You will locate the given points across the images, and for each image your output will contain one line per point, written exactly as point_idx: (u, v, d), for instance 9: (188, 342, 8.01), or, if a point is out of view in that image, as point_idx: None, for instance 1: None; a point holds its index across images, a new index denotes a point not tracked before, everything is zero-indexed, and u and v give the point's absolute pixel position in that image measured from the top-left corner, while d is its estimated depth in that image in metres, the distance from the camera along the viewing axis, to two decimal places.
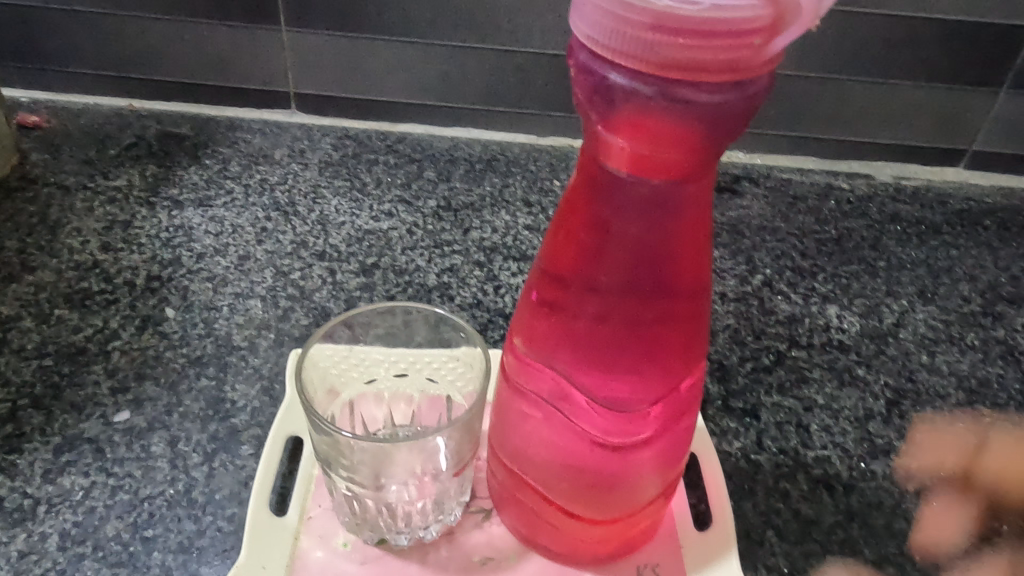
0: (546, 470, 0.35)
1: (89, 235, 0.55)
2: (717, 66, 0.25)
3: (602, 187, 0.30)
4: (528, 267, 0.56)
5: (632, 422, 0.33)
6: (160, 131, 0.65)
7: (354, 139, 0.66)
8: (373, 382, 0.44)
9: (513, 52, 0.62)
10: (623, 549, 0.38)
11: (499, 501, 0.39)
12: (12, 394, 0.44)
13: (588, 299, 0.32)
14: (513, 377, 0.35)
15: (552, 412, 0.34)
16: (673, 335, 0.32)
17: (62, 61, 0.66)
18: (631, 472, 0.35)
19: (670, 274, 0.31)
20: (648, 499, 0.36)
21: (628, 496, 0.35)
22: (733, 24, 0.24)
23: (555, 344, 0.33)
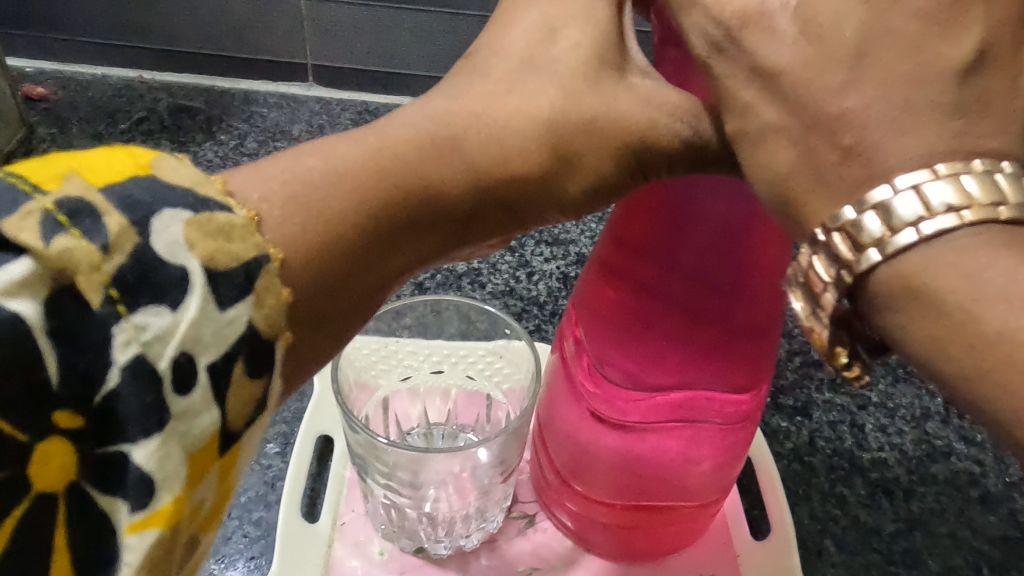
0: (612, 470, 0.33)
1: None
2: None
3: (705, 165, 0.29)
4: (561, 252, 0.53)
5: (707, 401, 0.32)
6: (172, 104, 0.62)
7: (373, 113, 0.64)
8: (408, 378, 0.41)
9: None
10: (677, 545, 0.36)
11: (549, 500, 0.37)
12: None
13: (668, 275, 0.30)
14: (575, 374, 0.33)
15: (619, 401, 0.32)
16: (753, 323, 0.31)
17: (67, 30, 0.63)
18: (704, 468, 0.33)
19: (745, 272, 0.30)
20: (713, 496, 0.35)
21: (693, 486, 0.33)
22: None
23: (626, 344, 0.31)
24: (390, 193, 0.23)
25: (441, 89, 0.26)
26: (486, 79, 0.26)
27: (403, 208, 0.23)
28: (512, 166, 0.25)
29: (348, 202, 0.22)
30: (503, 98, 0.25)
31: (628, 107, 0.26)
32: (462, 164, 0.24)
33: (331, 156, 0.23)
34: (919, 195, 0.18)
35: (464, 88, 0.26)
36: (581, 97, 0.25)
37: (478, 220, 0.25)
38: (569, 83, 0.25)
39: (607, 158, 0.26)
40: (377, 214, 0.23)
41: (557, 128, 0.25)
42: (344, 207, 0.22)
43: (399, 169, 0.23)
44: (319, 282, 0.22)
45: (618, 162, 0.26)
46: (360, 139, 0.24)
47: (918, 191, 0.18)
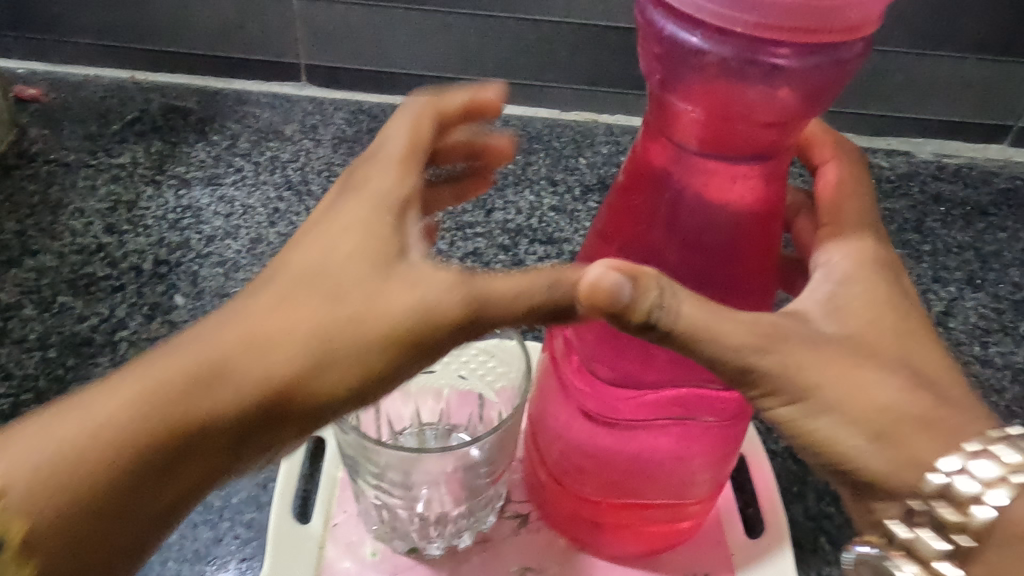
0: (602, 468, 0.33)
1: (92, 216, 0.53)
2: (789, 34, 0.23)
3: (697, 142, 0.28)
4: (555, 251, 0.54)
5: (695, 399, 0.31)
6: (164, 105, 0.63)
7: (367, 113, 0.64)
8: (400, 379, 0.40)
9: (537, 22, 0.58)
10: (666, 543, 0.36)
11: (542, 499, 0.37)
12: (14, 390, 0.42)
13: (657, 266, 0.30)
14: (564, 371, 0.33)
15: (611, 400, 0.32)
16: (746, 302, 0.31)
17: (58, 31, 0.62)
18: (694, 463, 0.33)
19: (733, 255, 0.30)
20: (703, 493, 0.34)
21: (682, 482, 0.33)
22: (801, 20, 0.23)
23: (614, 341, 0.31)
24: (181, 417, 0.26)
25: (214, 318, 0.27)
26: (263, 293, 0.27)
27: (164, 438, 0.26)
28: (256, 375, 0.26)
29: (86, 447, 0.25)
30: (259, 318, 0.27)
31: (399, 298, 0.27)
32: (231, 393, 0.26)
33: (94, 413, 0.25)
34: (970, 474, 0.26)
35: (254, 298, 0.27)
36: (346, 302, 0.27)
37: (281, 428, 0.28)
38: (335, 291, 0.27)
39: (353, 369, 0.27)
40: (154, 443, 0.25)
41: (330, 339, 0.27)
42: (104, 445, 0.25)
43: (155, 397, 0.25)
44: (65, 535, 0.25)
45: (385, 350, 0.27)
46: (145, 369, 0.26)
47: (972, 475, 0.26)
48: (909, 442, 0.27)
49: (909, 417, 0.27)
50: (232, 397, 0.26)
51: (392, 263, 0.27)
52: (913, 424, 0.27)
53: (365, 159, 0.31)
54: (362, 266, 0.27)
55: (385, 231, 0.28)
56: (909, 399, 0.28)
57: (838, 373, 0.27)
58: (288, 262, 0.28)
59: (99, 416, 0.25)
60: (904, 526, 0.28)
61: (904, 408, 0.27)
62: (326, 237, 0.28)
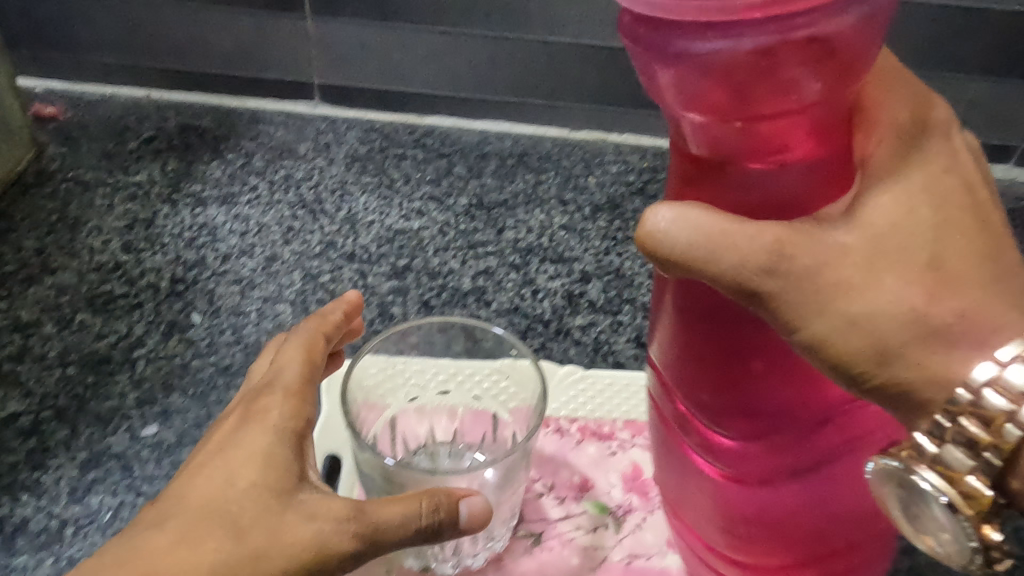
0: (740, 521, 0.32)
1: (109, 234, 0.54)
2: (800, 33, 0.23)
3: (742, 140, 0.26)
4: (565, 269, 0.54)
5: (844, 418, 0.30)
6: (180, 123, 0.64)
7: (379, 132, 0.65)
8: (415, 398, 0.42)
9: (547, 43, 0.59)
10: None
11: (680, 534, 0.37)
12: (34, 406, 0.42)
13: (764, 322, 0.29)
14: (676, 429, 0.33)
15: (730, 460, 0.31)
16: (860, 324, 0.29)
17: (76, 50, 0.63)
18: (842, 502, 0.31)
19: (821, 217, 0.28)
20: (865, 527, 0.32)
21: (837, 523, 0.32)
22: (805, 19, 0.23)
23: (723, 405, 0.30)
24: None
25: (131, 548, 0.27)
26: (161, 533, 0.28)
27: None
28: None
29: None
30: (174, 549, 0.27)
31: (295, 532, 0.27)
32: None
33: None
34: (999, 386, 0.25)
35: (159, 534, 0.28)
36: (252, 532, 0.27)
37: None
38: (241, 523, 0.28)
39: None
40: None
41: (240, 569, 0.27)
42: None
43: None
44: None
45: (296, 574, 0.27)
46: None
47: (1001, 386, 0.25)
48: (916, 351, 0.25)
49: (920, 327, 0.25)
50: None
51: (292, 489, 0.29)
52: (946, 336, 0.26)
53: (264, 388, 0.33)
54: (258, 501, 0.28)
55: (283, 459, 0.29)
56: (946, 305, 0.26)
57: (854, 254, 0.26)
58: (189, 496, 0.29)
59: None
60: (932, 473, 0.26)
61: (918, 317, 0.25)
62: (228, 468, 0.29)
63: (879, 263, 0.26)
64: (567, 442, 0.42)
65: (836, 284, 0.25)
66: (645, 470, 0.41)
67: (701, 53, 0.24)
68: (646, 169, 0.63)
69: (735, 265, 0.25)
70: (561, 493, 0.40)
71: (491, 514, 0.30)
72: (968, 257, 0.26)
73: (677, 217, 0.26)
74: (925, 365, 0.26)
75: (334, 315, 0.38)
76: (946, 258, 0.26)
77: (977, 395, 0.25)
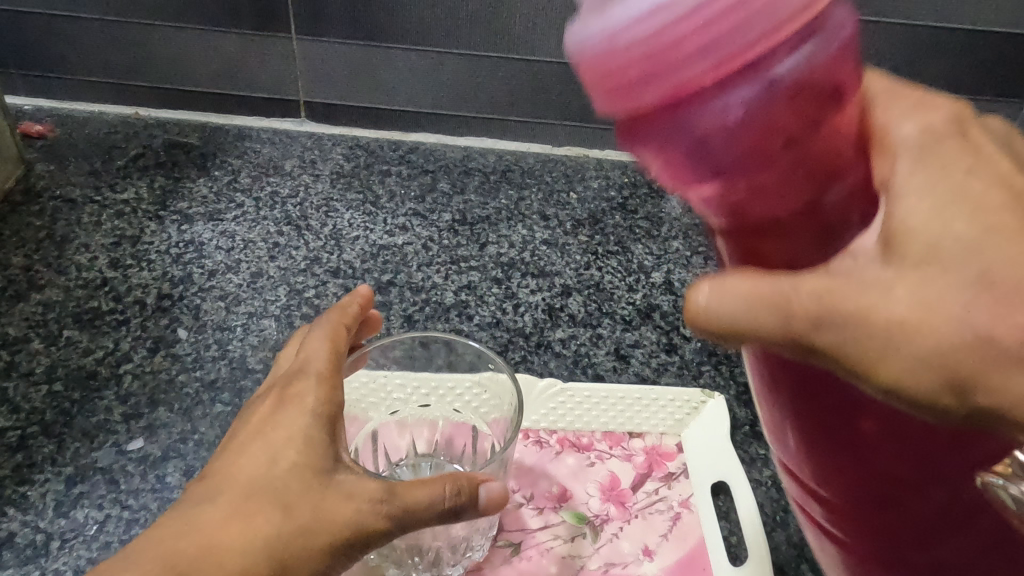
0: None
1: (97, 251, 0.55)
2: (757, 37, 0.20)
3: (747, 190, 0.23)
4: (547, 284, 0.55)
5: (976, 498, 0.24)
6: (167, 141, 0.65)
7: (364, 149, 0.66)
8: (396, 412, 0.42)
9: (528, 62, 0.61)
10: None
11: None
12: (21, 422, 0.43)
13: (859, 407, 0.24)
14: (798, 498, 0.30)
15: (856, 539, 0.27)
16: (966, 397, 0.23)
17: (64, 70, 0.64)
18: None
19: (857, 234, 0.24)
20: None
21: None
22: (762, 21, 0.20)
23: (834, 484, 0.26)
24: None
25: (181, 521, 0.29)
26: (213, 506, 0.29)
27: None
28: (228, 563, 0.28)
29: None
30: (224, 525, 0.29)
31: (337, 511, 0.29)
32: None
33: None
34: None
35: (209, 508, 0.29)
36: (297, 510, 0.29)
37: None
38: (286, 499, 0.29)
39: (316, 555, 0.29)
40: None
41: (287, 542, 0.29)
42: None
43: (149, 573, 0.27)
44: None
45: (337, 549, 0.29)
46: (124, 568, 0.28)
47: None
48: (1012, 383, 0.20)
49: (1007, 356, 0.20)
50: None
51: (329, 471, 0.30)
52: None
53: (294, 376, 0.34)
54: (301, 481, 0.30)
55: (321, 443, 0.31)
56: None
57: (904, 283, 0.20)
58: (236, 473, 0.30)
59: None
60: None
61: (1004, 348, 0.20)
62: (272, 447, 0.31)
63: (931, 299, 0.20)
64: (546, 453, 0.43)
65: (883, 328, 0.20)
66: (622, 480, 0.42)
67: (694, 111, 0.22)
68: (626, 184, 0.64)
69: (770, 331, 0.21)
70: (539, 503, 0.41)
71: (510, 493, 0.31)
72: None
73: (710, 297, 0.22)
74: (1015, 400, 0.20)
75: (351, 307, 0.39)
76: None
77: None
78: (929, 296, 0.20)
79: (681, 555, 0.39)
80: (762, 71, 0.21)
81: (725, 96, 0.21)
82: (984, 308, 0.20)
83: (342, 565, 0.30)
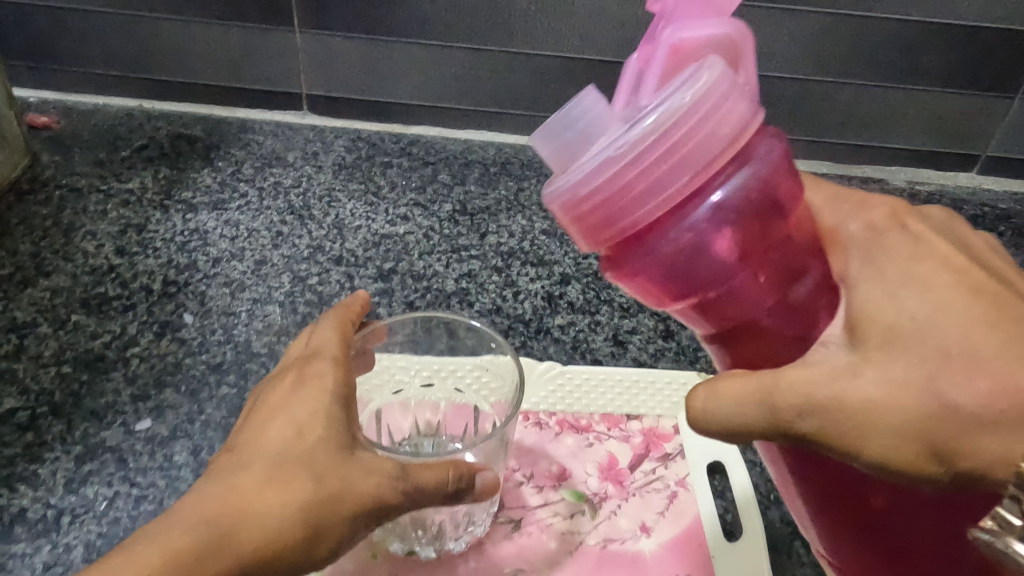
0: None
1: (103, 239, 0.55)
2: (702, 162, 0.28)
3: (721, 305, 0.32)
4: (546, 272, 0.56)
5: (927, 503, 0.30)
6: (171, 132, 0.66)
7: (366, 141, 0.67)
8: (400, 392, 0.44)
9: (528, 55, 0.61)
10: None
11: None
12: (31, 402, 0.44)
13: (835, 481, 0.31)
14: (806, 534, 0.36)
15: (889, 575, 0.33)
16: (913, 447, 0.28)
17: (69, 62, 0.65)
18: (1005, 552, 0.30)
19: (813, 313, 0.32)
20: None
21: None
22: (703, 152, 0.28)
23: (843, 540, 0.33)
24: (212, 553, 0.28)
25: (217, 487, 0.29)
26: (248, 474, 0.30)
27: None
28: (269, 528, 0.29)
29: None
30: (259, 492, 0.29)
31: (364, 483, 0.31)
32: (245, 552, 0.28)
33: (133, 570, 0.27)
34: None
35: (244, 476, 0.30)
36: (329, 479, 0.30)
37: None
38: (316, 469, 0.30)
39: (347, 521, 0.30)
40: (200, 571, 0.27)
41: (317, 511, 0.30)
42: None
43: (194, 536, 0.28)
44: None
45: (363, 517, 0.31)
46: (162, 537, 0.28)
47: None
48: (967, 439, 0.26)
49: (968, 419, 0.26)
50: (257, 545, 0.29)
51: (353, 445, 0.31)
52: (986, 418, 0.26)
53: (311, 357, 0.34)
54: (329, 454, 0.31)
55: (340, 420, 0.32)
56: (985, 388, 0.26)
57: (868, 368, 0.26)
58: (263, 446, 0.31)
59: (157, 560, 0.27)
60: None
61: (960, 412, 0.26)
62: (296, 422, 0.31)
63: (903, 384, 0.26)
64: (545, 434, 0.44)
65: (858, 405, 0.26)
66: (620, 460, 0.43)
67: (659, 241, 0.30)
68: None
69: (766, 420, 0.28)
70: (539, 481, 0.42)
71: (499, 482, 0.34)
72: (1007, 337, 0.26)
73: (710, 398, 0.29)
74: (973, 445, 0.26)
75: (358, 305, 0.39)
76: (983, 344, 0.26)
77: None
78: (896, 374, 0.26)
79: (677, 531, 0.40)
80: (705, 202, 0.29)
81: (684, 225, 0.29)
82: (936, 390, 0.26)
83: (353, 538, 0.31)
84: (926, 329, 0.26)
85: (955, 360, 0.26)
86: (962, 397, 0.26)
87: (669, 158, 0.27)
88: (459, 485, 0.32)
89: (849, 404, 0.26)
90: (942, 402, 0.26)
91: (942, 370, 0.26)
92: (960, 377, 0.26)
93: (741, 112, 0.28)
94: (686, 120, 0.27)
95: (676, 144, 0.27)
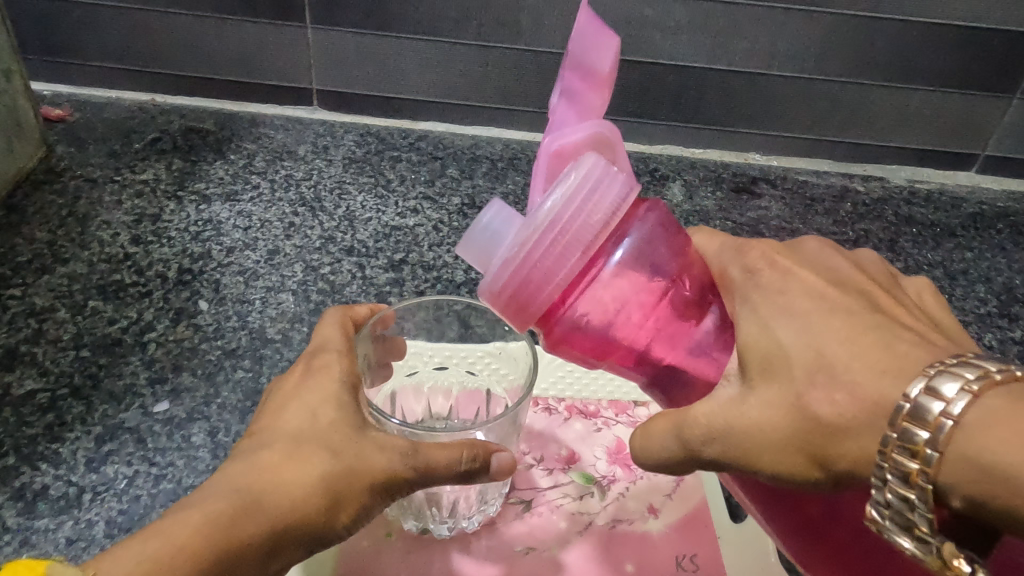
0: None
1: (118, 228, 0.56)
2: (583, 243, 0.29)
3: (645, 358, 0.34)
4: None
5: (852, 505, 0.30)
6: (184, 126, 0.67)
7: (376, 136, 0.68)
8: (414, 374, 0.44)
9: (537, 52, 0.62)
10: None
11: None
12: (51, 384, 0.45)
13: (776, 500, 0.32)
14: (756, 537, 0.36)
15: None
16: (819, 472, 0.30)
17: (84, 56, 0.66)
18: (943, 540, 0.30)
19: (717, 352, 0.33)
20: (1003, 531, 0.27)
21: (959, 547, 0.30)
22: (580, 233, 0.29)
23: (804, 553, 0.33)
24: (235, 523, 0.29)
25: (240, 464, 0.31)
26: (268, 452, 0.31)
27: (228, 549, 0.29)
28: (291, 502, 0.30)
29: (159, 549, 0.28)
30: (280, 468, 0.30)
31: (375, 460, 0.31)
32: (266, 523, 0.29)
33: (165, 538, 0.28)
34: (924, 421, 0.24)
35: (264, 454, 0.31)
36: (346, 455, 0.31)
37: (282, 549, 0.31)
38: (334, 446, 0.31)
39: (362, 496, 0.31)
40: (224, 538, 0.29)
41: (337, 483, 0.31)
42: (185, 550, 0.28)
43: (222, 504, 0.29)
44: None
45: (374, 494, 0.32)
46: (202, 503, 0.29)
47: (924, 422, 0.24)
48: (844, 443, 0.26)
49: (835, 432, 0.26)
50: (276, 519, 0.30)
51: (365, 425, 0.32)
52: (850, 426, 0.26)
53: (315, 352, 0.35)
54: (343, 433, 0.32)
55: (350, 404, 0.33)
56: (842, 399, 0.26)
57: (755, 395, 0.28)
58: (281, 428, 0.32)
59: (189, 529, 0.28)
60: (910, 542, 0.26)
61: (831, 427, 0.26)
62: (309, 406, 0.32)
63: (779, 405, 0.27)
64: (555, 419, 0.45)
65: (747, 430, 0.28)
66: (629, 444, 0.44)
67: (568, 321, 0.32)
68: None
69: (675, 452, 0.30)
70: (549, 464, 0.43)
71: (516, 460, 0.34)
72: (859, 347, 0.26)
73: (641, 437, 0.31)
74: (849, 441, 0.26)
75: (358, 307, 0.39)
76: (849, 358, 0.26)
77: (910, 440, 0.24)
78: (769, 398, 0.27)
79: (685, 512, 0.41)
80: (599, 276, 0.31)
81: (586, 301, 0.31)
82: (803, 405, 0.27)
83: (369, 512, 0.32)
84: (800, 348, 0.27)
85: (813, 372, 0.27)
86: (830, 410, 0.26)
87: (552, 248, 0.29)
88: (473, 465, 0.33)
89: (742, 430, 0.28)
90: (813, 416, 0.27)
91: (803, 382, 0.27)
92: (821, 386, 0.26)
93: (613, 194, 0.30)
94: (557, 214, 0.29)
95: (552, 234, 0.29)
